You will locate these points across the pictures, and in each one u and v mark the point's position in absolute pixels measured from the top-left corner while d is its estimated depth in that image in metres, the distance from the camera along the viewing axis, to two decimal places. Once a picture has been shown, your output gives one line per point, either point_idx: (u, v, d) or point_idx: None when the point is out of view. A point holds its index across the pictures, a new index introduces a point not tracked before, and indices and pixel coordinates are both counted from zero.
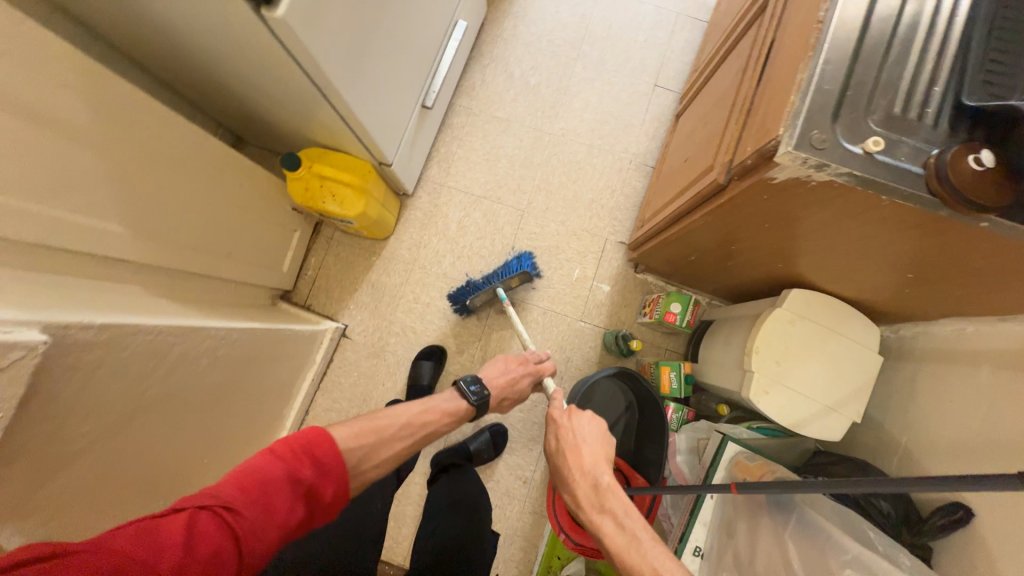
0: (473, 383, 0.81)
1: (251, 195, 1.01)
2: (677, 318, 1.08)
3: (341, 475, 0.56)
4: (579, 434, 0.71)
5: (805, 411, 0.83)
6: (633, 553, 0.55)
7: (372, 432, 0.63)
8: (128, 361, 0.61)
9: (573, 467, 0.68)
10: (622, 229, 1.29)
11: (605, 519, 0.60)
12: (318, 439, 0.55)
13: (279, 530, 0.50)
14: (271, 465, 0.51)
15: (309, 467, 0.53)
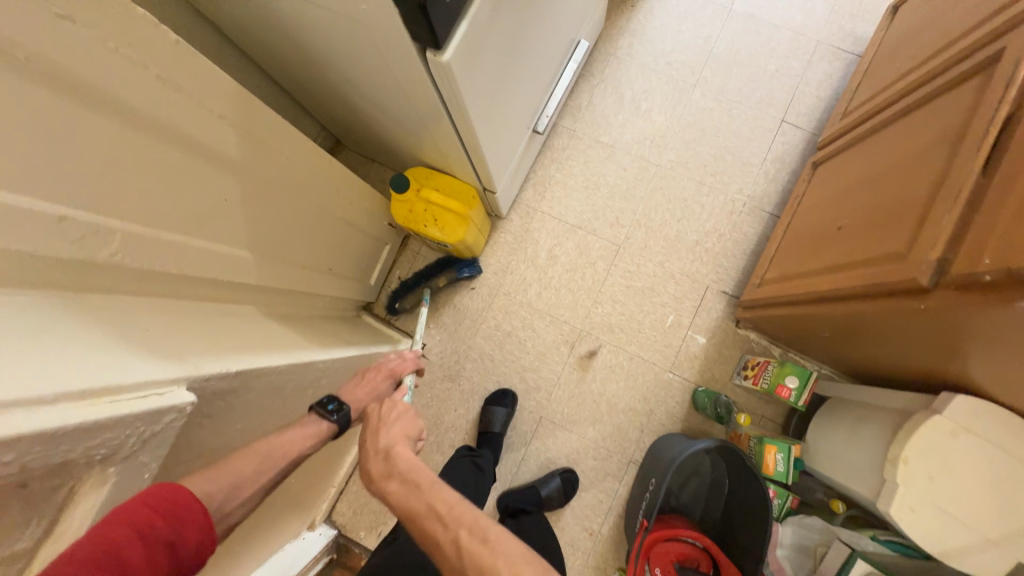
0: (332, 401, 0.67)
1: (357, 213, 0.99)
2: (791, 394, 0.97)
3: (208, 531, 0.45)
4: (384, 414, 0.66)
5: (960, 540, 0.71)
6: (414, 501, 0.54)
7: (228, 476, 0.51)
8: (251, 400, 0.60)
9: (370, 449, 0.62)
10: (727, 277, 1.18)
11: (390, 482, 0.57)
12: (170, 491, 0.43)
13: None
14: (115, 540, 0.38)
15: (165, 530, 0.41)
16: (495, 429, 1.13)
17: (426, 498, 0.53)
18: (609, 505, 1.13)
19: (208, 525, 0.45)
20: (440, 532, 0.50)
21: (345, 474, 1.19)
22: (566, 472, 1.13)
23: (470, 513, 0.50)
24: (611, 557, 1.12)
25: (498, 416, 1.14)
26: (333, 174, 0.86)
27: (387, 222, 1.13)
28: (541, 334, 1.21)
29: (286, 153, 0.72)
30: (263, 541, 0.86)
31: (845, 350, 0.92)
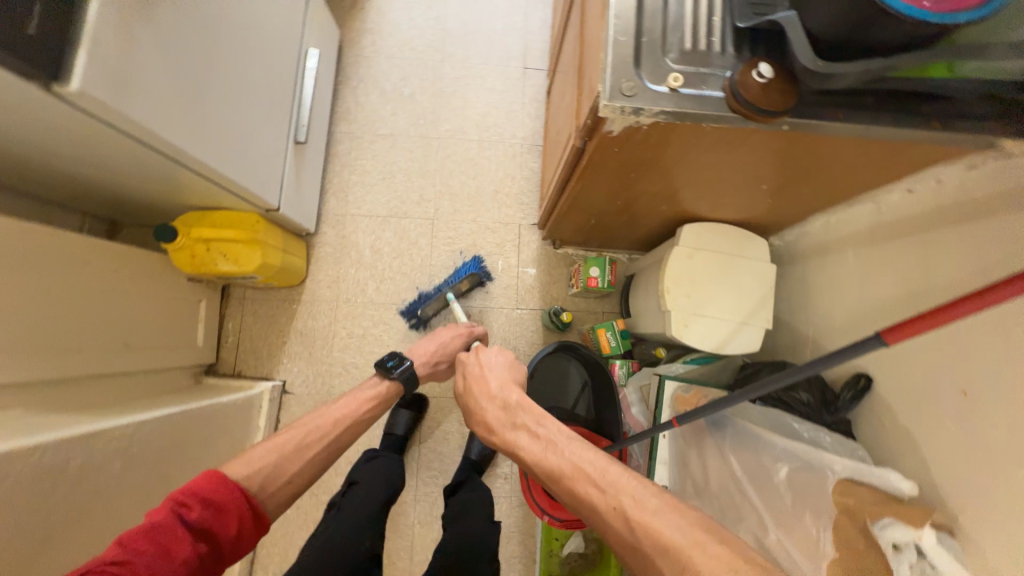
0: (391, 360, 0.90)
1: (139, 279, 0.94)
2: (599, 281, 1.13)
3: (244, 513, 0.62)
4: (479, 371, 0.75)
5: (724, 331, 0.89)
6: (551, 456, 0.59)
7: (278, 449, 0.71)
8: (15, 492, 0.56)
9: (480, 397, 0.72)
10: (531, 210, 1.32)
11: (519, 434, 0.64)
12: (208, 483, 0.61)
13: (181, 567, 0.55)
14: (160, 517, 0.57)
15: (199, 503, 0.59)
16: (398, 432, 1.15)
17: (568, 457, 0.57)
18: None
19: (241, 494, 0.63)
20: (596, 495, 0.53)
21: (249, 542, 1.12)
22: None
23: (623, 481, 0.53)
24: None
25: (401, 418, 1.16)
26: (82, 246, 0.81)
27: (185, 279, 1.08)
28: (393, 324, 1.25)
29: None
30: None
31: (619, 229, 1.09)
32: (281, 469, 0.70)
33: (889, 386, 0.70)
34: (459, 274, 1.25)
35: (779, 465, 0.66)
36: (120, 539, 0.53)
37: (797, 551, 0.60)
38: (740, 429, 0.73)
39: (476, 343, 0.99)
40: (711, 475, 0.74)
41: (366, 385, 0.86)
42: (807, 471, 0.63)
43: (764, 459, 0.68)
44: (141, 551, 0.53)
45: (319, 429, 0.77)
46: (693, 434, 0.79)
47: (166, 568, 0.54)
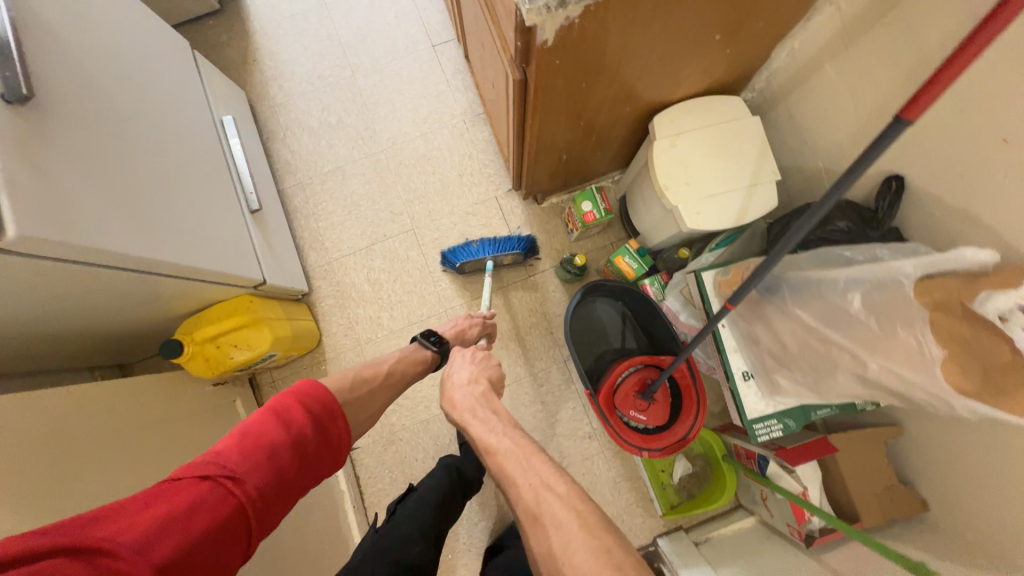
0: (432, 334, 0.95)
1: (168, 402, 0.93)
2: (596, 213, 1.07)
3: (338, 428, 0.67)
4: (458, 361, 0.84)
5: (737, 200, 0.85)
6: (494, 438, 0.65)
7: (363, 385, 0.78)
8: None
9: (454, 382, 0.80)
10: (501, 178, 1.29)
11: (473, 421, 0.71)
12: (311, 396, 0.66)
13: (287, 474, 0.57)
14: (269, 426, 0.59)
15: (303, 420, 0.62)
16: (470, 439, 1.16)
17: (508, 440, 0.64)
18: (582, 404, 1.20)
19: (336, 418, 0.67)
20: (518, 471, 0.59)
21: None
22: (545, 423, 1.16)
23: (546, 468, 0.58)
24: None
25: None
26: (97, 394, 0.79)
27: (211, 385, 1.06)
28: None
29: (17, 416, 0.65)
30: None
31: (592, 154, 1.05)
32: (369, 399, 0.78)
33: (922, 173, 0.67)
34: (503, 245, 1.18)
35: (851, 297, 0.62)
36: (235, 453, 0.54)
37: (904, 366, 0.57)
38: (795, 283, 0.69)
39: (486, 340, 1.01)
40: (787, 339, 0.71)
41: (415, 349, 0.91)
42: (887, 293, 0.58)
43: (833, 300, 0.64)
44: (254, 465, 0.54)
45: (385, 379, 0.82)
46: (751, 309, 0.76)
47: (274, 485, 0.55)
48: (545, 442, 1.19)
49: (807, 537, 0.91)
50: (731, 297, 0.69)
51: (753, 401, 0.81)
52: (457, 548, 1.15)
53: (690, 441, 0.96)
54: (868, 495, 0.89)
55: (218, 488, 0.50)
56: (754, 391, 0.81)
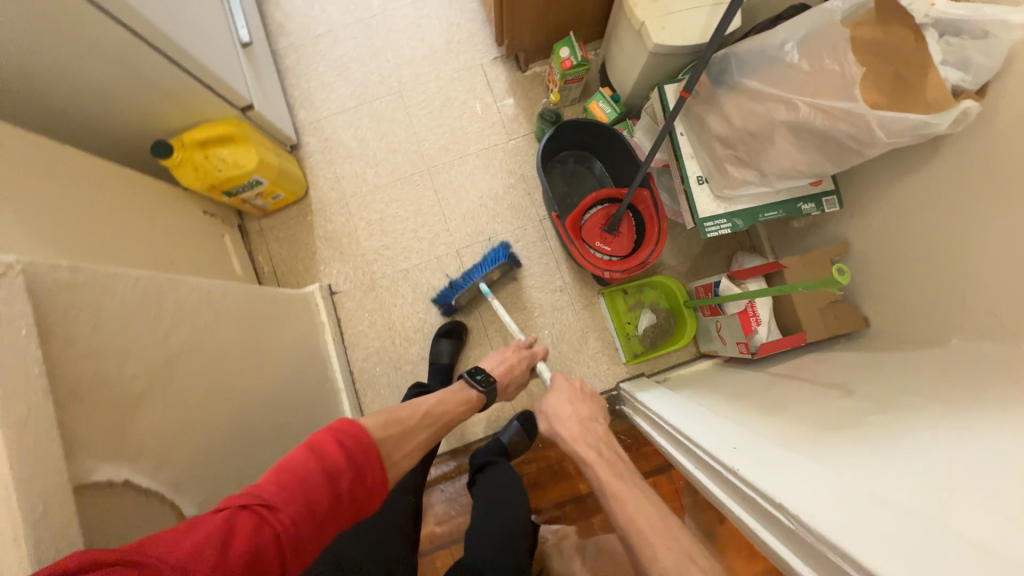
0: (478, 372, 0.90)
1: (158, 205, 0.99)
2: (573, 60, 1.11)
3: (380, 475, 0.58)
4: (562, 402, 0.87)
5: (701, 18, 0.89)
6: (621, 485, 0.68)
7: (396, 423, 0.67)
8: (127, 307, 0.61)
9: (564, 414, 0.84)
10: (488, 47, 1.33)
11: (591, 455, 0.74)
12: (358, 441, 0.58)
13: (320, 518, 0.51)
14: (307, 461, 0.53)
15: (341, 456, 0.55)
16: (443, 360, 1.17)
17: (638, 491, 0.67)
18: (556, 260, 1.26)
19: (376, 458, 0.58)
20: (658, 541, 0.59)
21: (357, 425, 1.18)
22: (522, 414, 1.17)
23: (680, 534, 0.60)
24: (586, 291, 1.25)
25: (444, 348, 1.17)
26: (93, 171, 0.85)
27: (202, 212, 1.13)
28: (404, 198, 1.28)
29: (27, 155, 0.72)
30: None
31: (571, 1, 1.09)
32: (402, 439, 0.67)
33: None
34: (491, 260, 1.20)
35: (791, 52, 0.67)
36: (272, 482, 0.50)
37: (832, 97, 0.63)
38: (742, 55, 0.74)
39: (541, 369, 1.00)
40: (735, 118, 0.76)
41: (456, 393, 0.83)
42: (817, 30, 0.64)
43: (776, 59, 0.69)
44: (287, 497, 0.49)
45: (421, 419, 0.72)
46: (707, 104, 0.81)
47: (308, 523, 0.50)
48: (520, 294, 1.25)
49: (752, 349, 0.96)
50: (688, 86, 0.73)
51: (704, 202, 0.86)
52: None
53: (649, 263, 1.00)
54: (816, 314, 0.94)
55: (250, 520, 0.46)
56: (708, 192, 0.85)
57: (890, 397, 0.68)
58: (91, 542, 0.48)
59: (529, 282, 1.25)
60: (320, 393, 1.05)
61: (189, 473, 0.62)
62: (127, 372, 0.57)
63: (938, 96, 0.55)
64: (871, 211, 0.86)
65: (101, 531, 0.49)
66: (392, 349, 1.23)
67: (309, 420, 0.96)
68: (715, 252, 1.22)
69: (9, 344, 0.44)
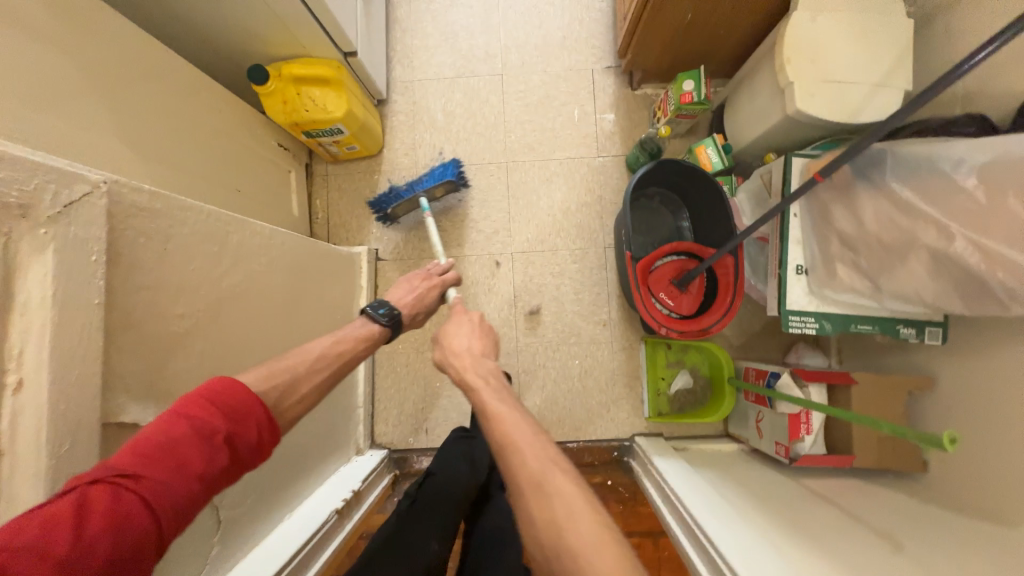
0: (381, 305, 0.73)
1: (239, 127, 0.96)
2: (694, 96, 1.02)
3: (266, 422, 0.49)
4: (462, 339, 0.72)
5: (857, 95, 0.80)
6: (495, 405, 0.57)
7: (285, 371, 0.54)
8: (193, 243, 0.58)
9: (460, 350, 0.70)
10: (604, 53, 1.25)
11: (476, 383, 0.62)
12: (229, 389, 0.47)
13: (200, 479, 0.42)
14: (170, 424, 0.43)
15: (214, 411, 0.45)
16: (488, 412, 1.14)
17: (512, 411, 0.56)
18: (607, 292, 1.20)
19: (265, 408, 0.49)
20: (523, 439, 0.50)
21: (365, 394, 1.16)
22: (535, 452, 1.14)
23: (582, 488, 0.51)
24: (629, 332, 1.20)
25: (489, 397, 1.14)
26: (189, 80, 0.82)
27: (276, 143, 1.10)
28: (474, 184, 1.23)
29: (132, 50, 0.69)
30: (305, 447, 0.87)
31: (713, 33, 1.00)
32: (288, 391, 0.54)
33: None
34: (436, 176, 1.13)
35: (963, 169, 0.58)
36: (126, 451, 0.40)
37: (999, 240, 0.55)
38: (900, 156, 0.65)
39: (450, 294, 0.86)
40: (866, 220, 0.69)
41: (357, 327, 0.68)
42: (1005, 159, 0.54)
43: (941, 173, 0.60)
44: (149, 466, 0.40)
45: (313, 363, 0.57)
46: (837, 194, 0.73)
47: (183, 485, 0.41)
48: (561, 315, 1.20)
49: (792, 456, 0.90)
50: (825, 170, 0.66)
51: (797, 293, 0.79)
52: (446, 379, 1.21)
53: (710, 333, 0.94)
54: (873, 442, 0.87)
55: (103, 493, 0.37)
56: (803, 285, 0.79)
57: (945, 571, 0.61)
58: None
59: (575, 307, 1.20)
60: None
61: None
62: (177, 311, 0.55)
63: None
64: (973, 356, 0.78)
65: None
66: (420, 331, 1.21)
67: None
68: (774, 335, 1.15)
69: (80, 269, 0.41)
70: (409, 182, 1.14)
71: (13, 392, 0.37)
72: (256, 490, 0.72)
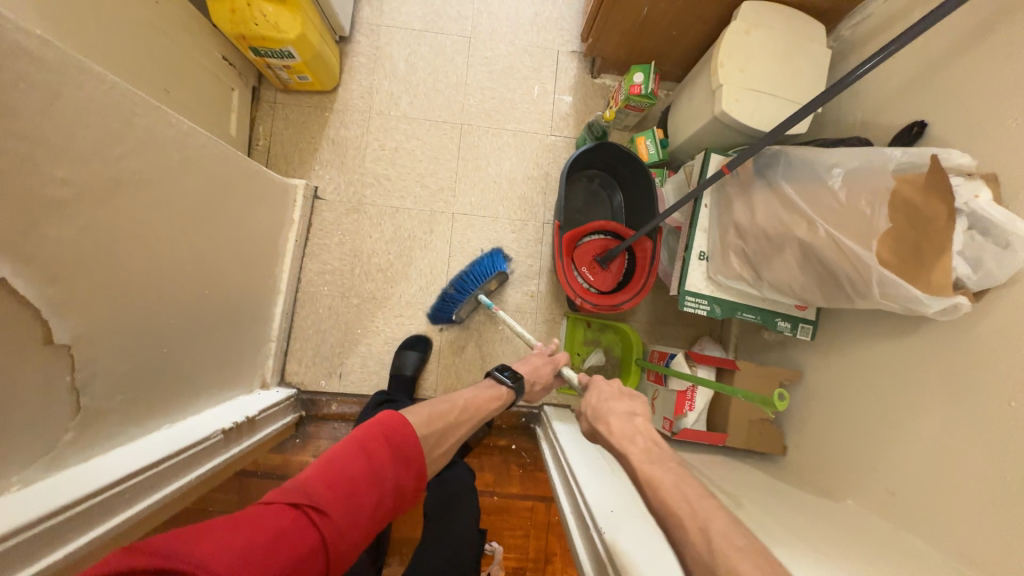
0: (506, 369, 0.88)
1: (179, 27, 0.91)
2: (642, 88, 1.08)
3: (418, 475, 0.64)
4: (614, 393, 0.73)
5: (774, 108, 0.88)
6: (657, 469, 0.56)
7: (440, 419, 0.72)
8: (87, 111, 0.55)
9: (608, 409, 0.69)
10: (571, 37, 1.29)
11: (632, 447, 0.61)
12: (402, 435, 0.64)
13: (368, 518, 0.57)
14: (354, 462, 0.58)
15: (385, 457, 0.61)
16: (407, 372, 1.14)
17: (672, 476, 0.54)
18: (539, 266, 1.24)
19: (422, 461, 0.65)
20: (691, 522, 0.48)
21: (281, 330, 1.13)
22: None
23: (719, 515, 0.48)
24: (554, 307, 1.24)
25: (409, 359, 1.15)
26: None
27: (221, 56, 1.05)
28: (426, 140, 1.24)
29: None
30: (195, 363, 0.84)
31: (667, 33, 1.06)
32: (439, 439, 0.71)
33: (942, 121, 0.70)
34: (481, 269, 1.16)
35: (835, 173, 0.66)
36: (323, 483, 0.55)
37: (849, 236, 0.64)
38: (791, 158, 0.73)
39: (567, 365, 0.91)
40: (758, 213, 0.76)
41: (486, 389, 0.84)
42: (868, 166, 0.63)
43: (818, 175, 0.69)
44: (338, 500, 0.54)
45: (459, 414, 0.75)
46: (739, 188, 0.80)
47: (352, 523, 0.55)
48: None
49: (674, 430, 0.98)
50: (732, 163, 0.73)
51: (695, 276, 0.85)
52: (368, 327, 1.20)
53: (620, 309, 0.99)
54: (744, 424, 0.96)
55: (305, 519, 0.51)
56: (702, 270, 0.85)
57: (773, 526, 0.69)
58: None
59: (508, 275, 1.23)
60: (255, 285, 1.00)
61: (81, 301, 0.57)
62: (56, 176, 0.52)
63: (942, 280, 0.56)
64: (831, 353, 0.88)
65: None
66: (348, 276, 1.19)
67: (228, 306, 0.91)
68: (683, 327, 1.24)
69: None
70: (458, 283, 1.15)
71: None
72: (129, 390, 0.68)
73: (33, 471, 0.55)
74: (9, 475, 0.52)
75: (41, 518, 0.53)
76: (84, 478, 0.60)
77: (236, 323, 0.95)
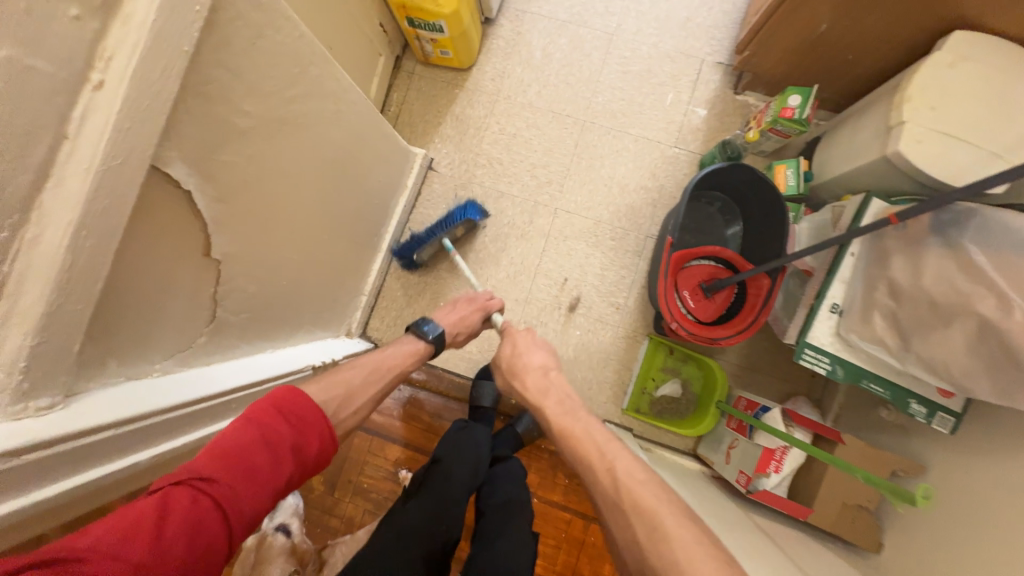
0: (428, 324, 0.85)
1: None
2: (795, 113, 0.98)
3: (324, 435, 0.57)
4: (527, 352, 0.81)
5: (967, 157, 0.75)
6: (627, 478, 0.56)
7: (341, 385, 0.66)
8: (279, 53, 0.60)
9: (550, 388, 0.73)
10: (720, 48, 1.21)
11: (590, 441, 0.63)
12: (294, 398, 0.56)
13: (268, 487, 0.49)
14: (242, 431, 0.51)
15: (282, 423, 0.53)
16: (486, 404, 1.08)
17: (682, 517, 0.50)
18: (632, 280, 1.19)
19: (326, 423, 0.57)
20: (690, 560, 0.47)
21: (374, 285, 1.19)
22: None
23: None
24: (638, 325, 1.18)
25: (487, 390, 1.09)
26: None
27: (378, 23, 1.11)
28: (546, 131, 1.23)
29: None
30: (303, 300, 0.90)
31: (841, 56, 0.95)
32: (346, 400, 0.66)
33: None
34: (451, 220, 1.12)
35: None
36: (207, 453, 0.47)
37: None
38: (990, 220, 0.62)
39: (494, 318, 0.92)
40: (925, 276, 0.66)
41: (404, 345, 0.81)
42: None
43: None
44: (227, 469, 0.47)
45: (369, 373, 0.72)
46: (903, 242, 0.70)
47: (249, 494, 0.48)
48: (581, 285, 1.19)
49: (750, 487, 0.89)
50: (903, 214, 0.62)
51: (821, 329, 0.76)
52: (450, 302, 1.22)
53: (718, 345, 0.91)
54: (835, 504, 0.85)
55: (188, 494, 0.44)
56: (830, 324, 0.76)
57: None
58: (133, 222, 0.48)
59: (597, 281, 1.19)
60: (363, 240, 1.06)
61: (235, 222, 0.63)
62: (242, 108, 0.57)
63: None
64: (974, 458, 0.74)
65: (146, 219, 0.49)
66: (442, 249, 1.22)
67: (339, 255, 0.97)
68: (777, 379, 1.12)
69: (178, 7, 0.43)
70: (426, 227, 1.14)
71: (93, 89, 0.40)
72: (251, 310, 0.75)
73: (171, 363, 0.62)
74: (154, 361, 0.59)
75: (188, 402, 0.59)
76: (210, 375, 0.67)
77: (342, 271, 1.01)
